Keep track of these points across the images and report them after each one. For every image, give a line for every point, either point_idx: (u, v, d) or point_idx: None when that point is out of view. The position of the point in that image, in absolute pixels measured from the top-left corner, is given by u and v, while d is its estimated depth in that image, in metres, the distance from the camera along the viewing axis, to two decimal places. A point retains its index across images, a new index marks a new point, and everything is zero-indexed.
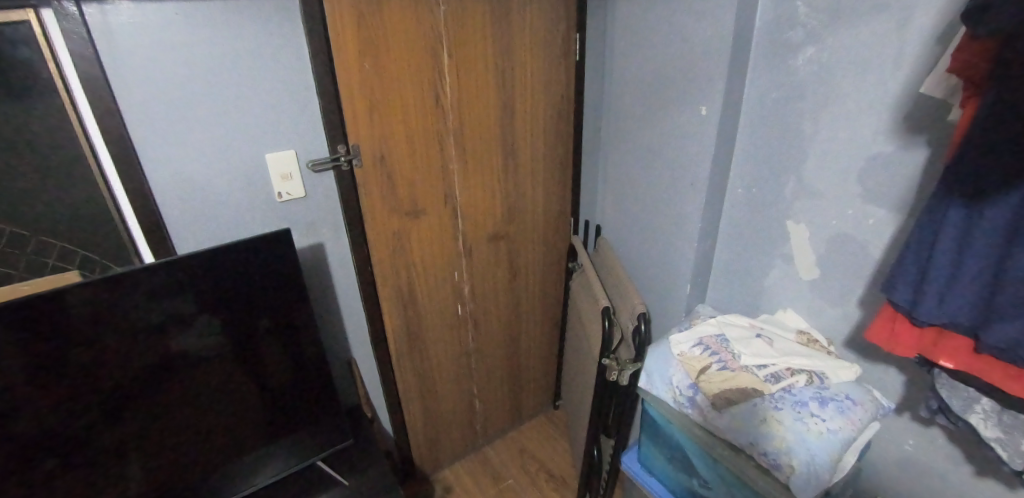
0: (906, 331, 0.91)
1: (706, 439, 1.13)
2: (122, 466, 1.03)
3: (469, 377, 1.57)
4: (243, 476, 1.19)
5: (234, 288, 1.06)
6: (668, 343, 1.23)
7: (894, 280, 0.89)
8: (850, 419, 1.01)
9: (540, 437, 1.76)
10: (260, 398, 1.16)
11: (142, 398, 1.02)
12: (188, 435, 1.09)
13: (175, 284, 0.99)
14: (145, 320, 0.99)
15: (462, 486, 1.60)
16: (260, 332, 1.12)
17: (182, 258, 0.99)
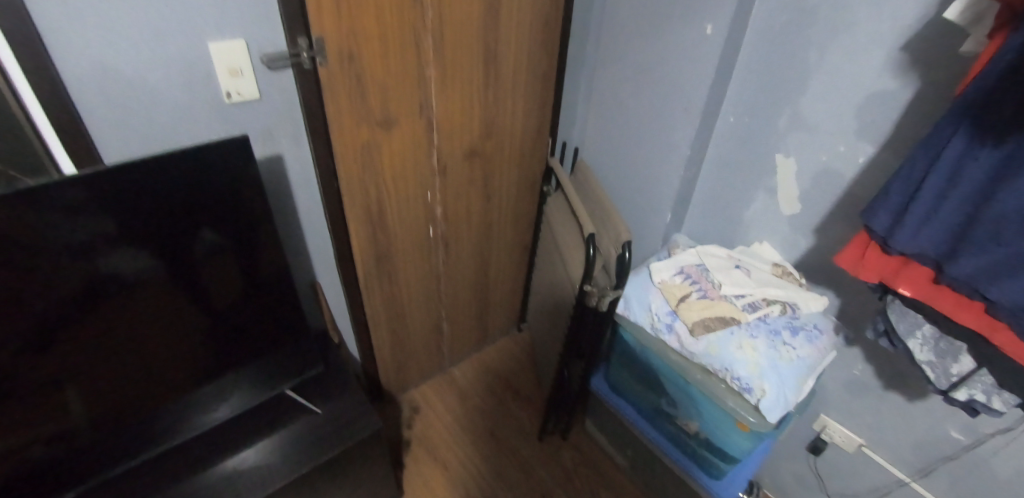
0: (875, 257, 0.89)
1: (680, 363, 1.12)
2: (61, 401, 0.91)
3: (438, 300, 1.53)
4: (202, 405, 1.10)
5: (172, 208, 0.90)
6: (648, 270, 1.20)
7: (874, 208, 0.86)
8: (817, 347, 1.02)
9: (505, 356, 1.78)
10: (216, 324, 1.05)
11: (74, 327, 0.88)
12: (136, 364, 0.98)
13: (97, 203, 0.82)
14: (69, 239, 0.82)
15: (429, 405, 1.63)
16: (206, 258, 0.97)
17: (100, 169, 0.80)
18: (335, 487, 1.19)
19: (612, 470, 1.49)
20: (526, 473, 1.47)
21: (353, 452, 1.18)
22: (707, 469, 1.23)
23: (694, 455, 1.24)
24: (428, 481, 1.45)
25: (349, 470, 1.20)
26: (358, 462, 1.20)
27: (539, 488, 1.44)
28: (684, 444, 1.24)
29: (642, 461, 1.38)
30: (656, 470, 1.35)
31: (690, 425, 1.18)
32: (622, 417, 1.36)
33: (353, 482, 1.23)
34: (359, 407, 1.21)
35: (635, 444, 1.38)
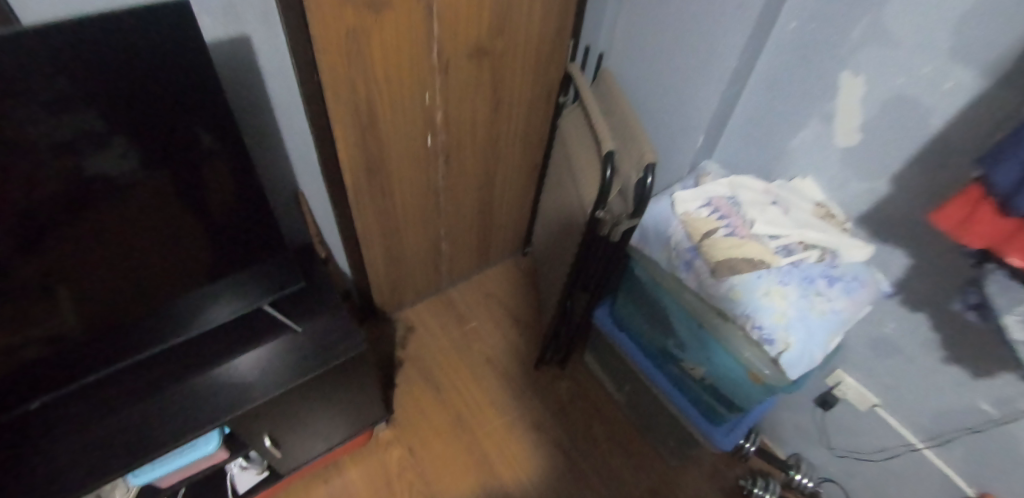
0: (985, 220, 0.69)
1: (697, 304, 1.01)
2: (48, 302, 0.83)
3: (436, 219, 1.40)
4: (196, 311, 1.02)
5: (171, 103, 0.74)
6: (671, 199, 1.04)
7: (1001, 152, 0.64)
8: (854, 301, 0.90)
9: (506, 281, 1.69)
10: (214, 233, 0.93)
11: (56, 231, 0.76)
12: (126, 268, 0.88)
13: (82, 89, 0.66)
14: (47, 137, 0.67)
15: (424, 325, 1.56)
16: (206, 165, 0.83)
17: (87, 43, 0.64)
18: (317, 407, 1.13)
19: (608, 405, 1.44)
20: (520, 403, 1.43)
21: (336, 374, 1.10)
22: (709, 416, 1.15)
23: (696, 400, 1.16)
24: (419, 403, 1.41)
25: (332, 391, 1.13)
26: (342, 383, 1.13)
27: (532, 418, 1.40)
28: (688, 388, 1.16)
29: (641, 400, 1.32)
30: (655, 411, 1.29)
31: (697, 370, 1.09)
32: (624, 355, 1.27)
33: (338, 402, 1.17)
34: (344, 327, 1.12)
35: (636, 382, 1.30)
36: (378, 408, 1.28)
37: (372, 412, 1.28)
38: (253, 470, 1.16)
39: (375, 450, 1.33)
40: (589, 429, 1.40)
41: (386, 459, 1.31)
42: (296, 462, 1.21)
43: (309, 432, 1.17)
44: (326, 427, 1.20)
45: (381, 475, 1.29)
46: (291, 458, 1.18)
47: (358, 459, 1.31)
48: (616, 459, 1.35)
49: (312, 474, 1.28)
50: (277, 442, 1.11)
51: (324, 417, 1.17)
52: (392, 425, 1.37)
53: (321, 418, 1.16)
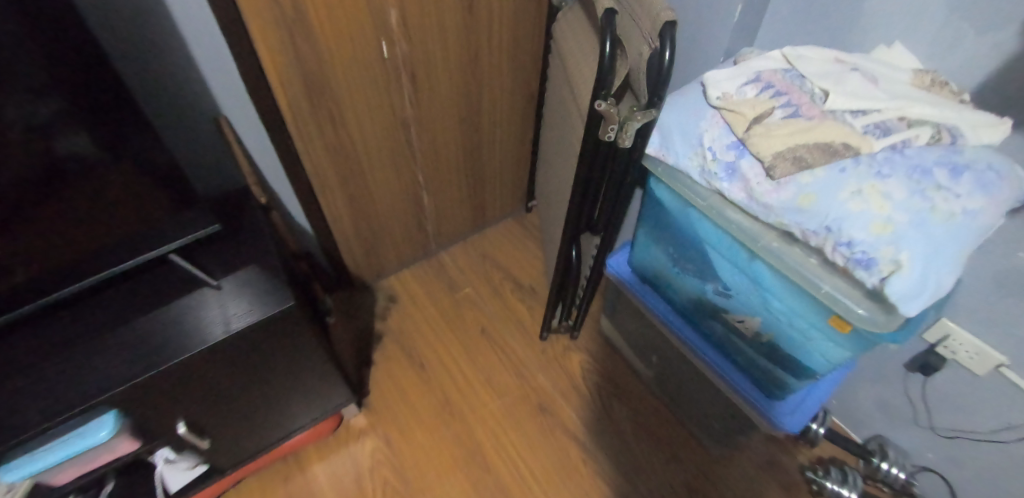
0: None
1: (749, 227, 0.70)
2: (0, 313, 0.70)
3: (410, 161, 1.15)
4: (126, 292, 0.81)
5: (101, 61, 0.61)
6: (703, 85, 0.75)
7: None
8: (994, 199, 0.58)
9: (507, 242, 1.42)
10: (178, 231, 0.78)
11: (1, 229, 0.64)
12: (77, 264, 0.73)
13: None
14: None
15: (409, 294, 1.31)
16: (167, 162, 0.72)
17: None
18: (251, 383, 0.88)
19: (632, 381, 1.16)
20: (523, 381, 1.17)
21: (270, 338, 0.82)
22: (767, 388, 0.86)
23: (749, 368, 0.86)
24: (401, 385, 1.16)
25: (269, 363, 0.87)
26: (281, 352, 0.87)
27: (538, 399, 1.14)
28: (737, 353, 0.87)
29: (674, 371, 1.04)
30: (692, 386, 1.00)
31: (749, 325, 0.79)
32: (649, 314, 0.99)
33: (283, 379, 0.92)
34: (269, 281, 0.81)
35: (667, 350, 1.02)
36: (342, 387, 1.04)
37: (334, 392, 1.03)
38: (187, 464, 0.91)
39: (346, 441, 1.09)
40: (610, 411, 1.12)
41: (358, 452, 1.07)
42: (242, 455, 0.98)
43: (250, 417, 0.93)
44: (273, 410, 0.96)
45: (352, 471, 1.05)
46: (231, 449, 0.95)
47: (325, 451, 1.07)
48: (644, 446, 1.07)
49: (268, 470, 1.05)
50: (202, 427, 0.87)
51: (265, 396, 0.92)
52: (367, 411, 1.13)
53: (262, 397, 0.92)
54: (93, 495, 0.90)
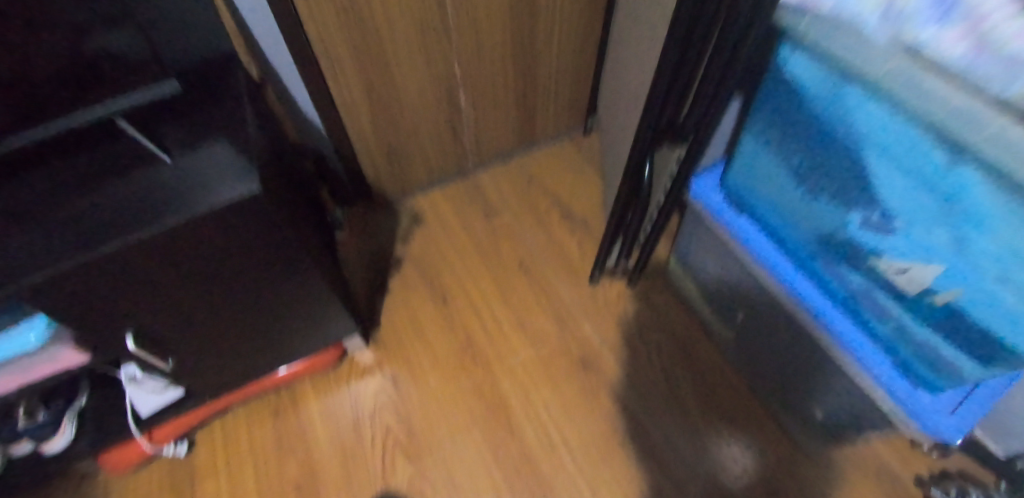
0: None
1: (968, 107, 0.38)
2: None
3: (446, 47, 0.90)
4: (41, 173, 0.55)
5: None
6: None
7: None
8: None
9: (559, 165, 1.17)
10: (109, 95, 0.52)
11: None
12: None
13: None
14: None
15: (437, 217, 1.10)
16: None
17: None
18: (224, 302, 0.70)
19: (702, 345, 0.92)
20: (564, 332, 0.95)
21: (240, 249, 0.63)
22: (915, 374, 0.61)
23: (892, 342, 0.61)
24: (417, 322, 0.97)
25: (246, 281, 0.68)
26: (259, 269, 0.67)
27: (580, 355, 0.93)
28: (879, 319, 0.61)
29: (768, 338, 0.79)
30: (793, 359, 0.76)
31: (915, 279, 0.53)
32: (746, 258, 0.74)
33: (268, 301, 0.74)
34: (231, 167, 0.56)
35: (764, 310, 0.77)
36: (344, 317, 0.86)
37: (334, 322, 0.85)
38: (155, 386, 0.75)
39: (348, 378, 0.92)
40: (669, 378, 0.89)
41: (361, 394, 0.91)
42: (223, 383, 0.82)
43: (229, 342, 0.77)
44: (257, 337, 0.79)
45: (351, 412, 0.89)
46: (209, 375, 0.79)
47: (323, 389, 0.91)
48: (708, 424, 0.85)
49: (257, 401, 0.89)
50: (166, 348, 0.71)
51: (246, 319, 0.75)
52: (377, 347, 0.95)
53: (241, 320, 0.75)
54: (62, 408, 0.75)
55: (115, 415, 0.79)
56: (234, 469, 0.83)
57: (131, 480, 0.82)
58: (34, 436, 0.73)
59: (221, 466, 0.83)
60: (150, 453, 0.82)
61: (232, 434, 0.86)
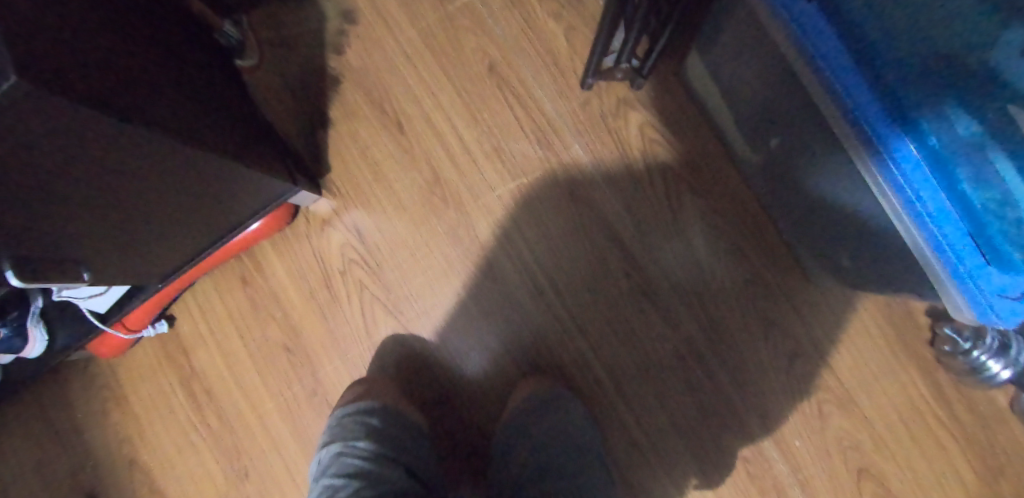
0: None
1: None
2: None
3: None
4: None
5: None
6: None
7: None
8: None
9: None
10: None
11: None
12: None
13: None
14: None
15: (377, 9, 0.81)
16: None
17: None
18: (98, 206, 0.54)
19: (718, 165, 0.76)
20: (550, 157, 0.78)
21: (68, 151, 0.45)
22: (994, 253, 0.48)
23: (983, 211, 0.47)
24: (372, 157, 0.80)
25: (110, 181, 0.52)
26: (115, 163, 0.50)
27: (571, 183, 0.77)
28: (977, 180, 0.47)
29: (814, 172, 0.61)
30: (841, 200, 0.60)
31: None
32: (818, 92, 0.53)
33: (158, 189, 0.58)
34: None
35: (820, 140, 0.57)
36: (268, 175, 0.70)
37: (257, 183, 0.70)
38: (92, 292, 0.69)
39: (308, 234, 0.81)
40: (676, 211, 0.77)
41: (324, 248, 0.80)
42: (166, 267, 0.73)
43: (139, 234, 0.63)
44: (171, 218, 0.65)
45: (319, 269, 0.80)
46: (140, 266, 0.68)
47: (285, 247, 0.81)
48: (716, 262, 0.76)
49: (221, 268, 0.82)
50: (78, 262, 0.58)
51: (142, 210, 0.60)
52: (333, 193, 0.81)
53: (136, 213, 0.59)
54: (20, 318, 0.73)
55: (76, 316, 0.77)
56: (221, 338, 0.82)
57: (127, 357, 0.84)
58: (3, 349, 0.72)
59: (208, 337, 0.82)
60: (132, 338, 0.82)
61: (209, 305, 0.83)
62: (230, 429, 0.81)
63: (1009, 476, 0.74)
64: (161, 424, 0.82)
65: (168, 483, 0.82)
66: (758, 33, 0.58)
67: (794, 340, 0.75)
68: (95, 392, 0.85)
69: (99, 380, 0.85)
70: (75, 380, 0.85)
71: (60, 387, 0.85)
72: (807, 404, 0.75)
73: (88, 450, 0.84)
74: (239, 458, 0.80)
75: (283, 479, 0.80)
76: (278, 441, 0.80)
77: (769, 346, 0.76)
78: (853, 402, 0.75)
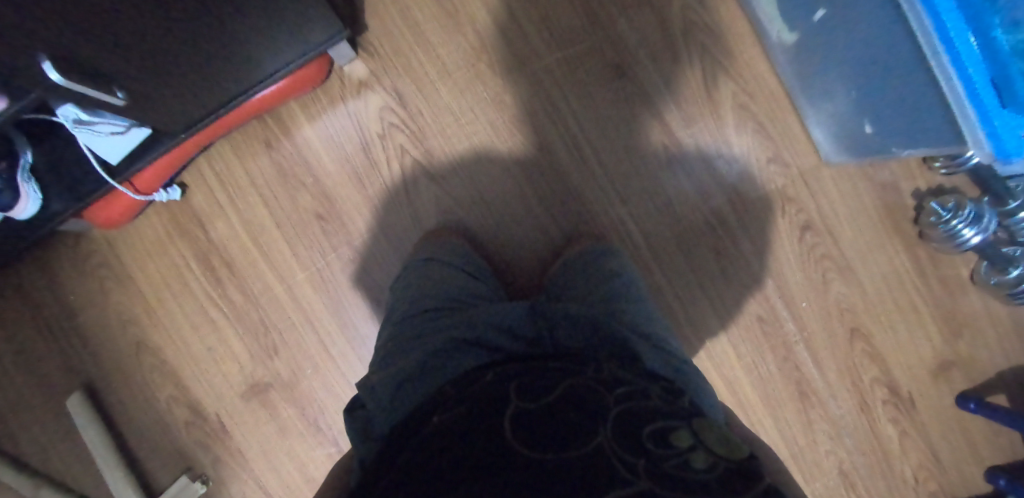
0: None
1: None
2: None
3: None
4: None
5: None
6: None
7: None
8: None
9: None
10: None
11: None
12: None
13: None
14: None
15: None
16: None
17: None
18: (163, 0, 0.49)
19: (749, 49, 0.81)
20: (595, 30, 0.79)
21: None
22: (1009, 94, 0.55)
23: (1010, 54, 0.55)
24: (414, 20, 0.77)
25: None
26: None
27: (615, 58, 0.80)
28: (1011, 26, 0.55)
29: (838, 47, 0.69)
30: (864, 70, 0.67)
31: None
32: None
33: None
34: None
35: (858, 13, 0.62)
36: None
37: (292, 6, 0.62)
38: (113, 130, 0.62)
39: (343, 97, 0.78)
40: (710, 90, 0.81)
41: (361, 114, 0.78)
42: (199, 117, 0.67)
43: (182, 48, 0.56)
44: (205, 41, 0.58)
45: (356, 136, 0.78)
46: (168, 101, 0.61)
47: (316, 111, 0.78)
48: (742, 143, 0.82)
49: (241, 132, 0.77)
50: (141, 83, 0.55)
51: (180, 18, 0.53)
52: (370, 56, 0.78)
53: (182, 21, 0.53)
54: (9, 171, 0.63)
55: (78, 175, 0.68)
56: (244, 207, 0.77)
57: (131, 230, 0.77)
58: None
59: (228, 206, 0.77)
60: (142, 203, 0.74)
61: (227, 172, 0.77)
62: (255, 304, 0.77)
63: (965, 333, 0.86)
64: (174, 301, 0.77)
65: (184, 363, 0.78)
66: None
67: (805, 214, 0.83)
68: (90, 271, 0.77)
69: (94, 258, 0.77)
70: (63, 259, 0.77)
71: (46, 265, 0.77)
72: (813, 272, 0.84)
73: (85, 335, 0.77)
74: (267, 334, 0.78)
75: (316, 351, 0.78)
76: (311, 313, 0.78)
77: (785, 219, 0.83)
78: (850, 270, 0.85)
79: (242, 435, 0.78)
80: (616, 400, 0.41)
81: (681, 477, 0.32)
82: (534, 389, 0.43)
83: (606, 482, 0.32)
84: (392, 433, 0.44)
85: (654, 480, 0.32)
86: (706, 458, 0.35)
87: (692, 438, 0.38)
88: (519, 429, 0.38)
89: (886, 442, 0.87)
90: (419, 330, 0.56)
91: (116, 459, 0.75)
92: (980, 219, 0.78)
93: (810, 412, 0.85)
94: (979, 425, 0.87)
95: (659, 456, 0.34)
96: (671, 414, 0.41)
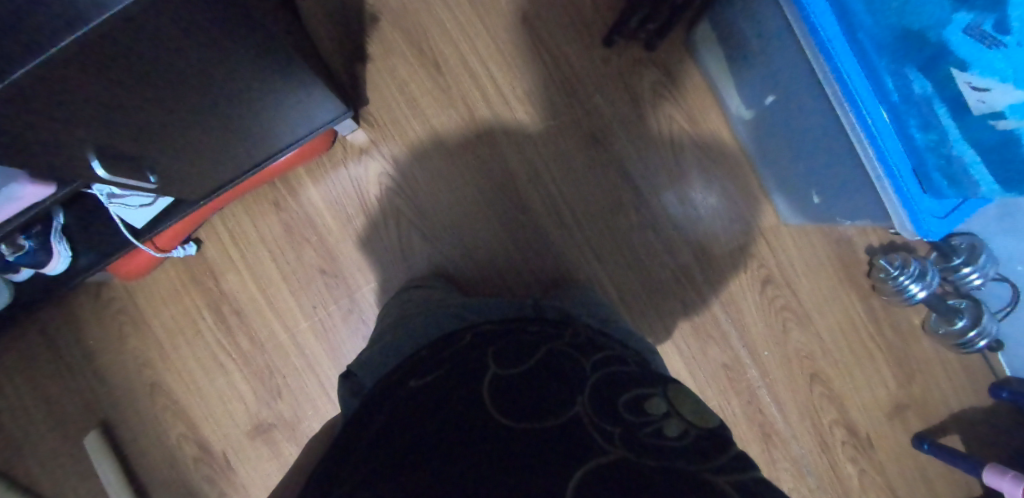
0: None
1: None
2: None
3: None
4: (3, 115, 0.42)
5: None
6: None
7: None
8: None
9: None
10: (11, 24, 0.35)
11: None
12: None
13: None
14: None
15: None
16: None
17: None
18: (192, 110, 0.58)
19: (711, 121, 0.91)
20: (573, 104, 0.89)
21: (179, 62, 0.50)
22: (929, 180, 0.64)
23: (925, 150, 0.62)
24: (411, 94, 0.87)
25: (213, 92, 0.58)
26: (201, 73, 0.53)
27: (592, 128, 0.89)
28: (924, 127, 0.60)
29: (788, 125, 0.78)
30: (808, 143, 0.76)
31: (992, 99, 0.52)
32: (815, 63, 0.67)
33: (205, 92, 0.57)
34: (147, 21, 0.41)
35: (804, 97, 0.72)
36: (314, 88, 0.71)
37: (300, 97, 0.70)
38: (140, 203, 0.70)
39: (346, 162, 0.87)
40: (677, 156, 0.90)
41: (361, 176, 0.87)
42: (215, 187, 0.76)
43: (200, 139, 0.64)
44: (227, 133, 0.67)
45: (356, 196, 0.86)
46: (189, 179, 0.70)
47: (320, 174, 0.86)
48: (706, 204, 0.91)
49: (252, 193, 0.85)
50: (168, 167, 0.64)
51: (207, 120, 0.62)
52: (371, 126, 0.87)
53: (209, 122, 0.62)
54: (43, 234, 0.71)
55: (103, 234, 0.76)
56: (253, 261, 0.85)
57: (149, 280, 0.84)
58: (26, 262, 0.71)
59: (238, 260, 0.85)
60: (160, 258, 0.82)
61: (239, 229, 0.85)
62: (261, 349, 0.85)
63: (918, 379, 0.92)
64: (186, 346, 0.84)
65: (193, 403, 0.84)
66: (754, 12, 0.73)
67: (766, 268, 0.91)
68: (111, 317, 0.84)
69: (114, 305, 0.84)
70: (86, 306, 0.84)
71: (70, 312, 0.84)
72: (774, 320, 0.91)
73: (102, 377, 0.84)
74: (271, 377, 0.85)
75: (315, 392, 0.85)
76: (312, 357, 0.85)
77: (747, 273, 0.91)
78: (809, 319, 0.92)
79: (245, 471, 0.84)
80: (603, 374, 0.55)
81: (650, 441, 0.46)
82: (532, 358, 0.57)
83: (594, 445, 0.45)
84: (402, 377, 0.58)
85: (628, 448, 0.44)
86: (678, 426, 0.49)
87: (668, 407, 0.52)
88: (526, 386, 0.52)
89: (847, 480, 0.92)
90: (406, 349, 0.64)
91: (129, 493, 0.81)
92: (925, 275, 0.85)
93: (773, 452, 0.91)
94: (935, 466, 0.92)
95: (636, 424, 0.48)
96: (652, 386, 0.55)
